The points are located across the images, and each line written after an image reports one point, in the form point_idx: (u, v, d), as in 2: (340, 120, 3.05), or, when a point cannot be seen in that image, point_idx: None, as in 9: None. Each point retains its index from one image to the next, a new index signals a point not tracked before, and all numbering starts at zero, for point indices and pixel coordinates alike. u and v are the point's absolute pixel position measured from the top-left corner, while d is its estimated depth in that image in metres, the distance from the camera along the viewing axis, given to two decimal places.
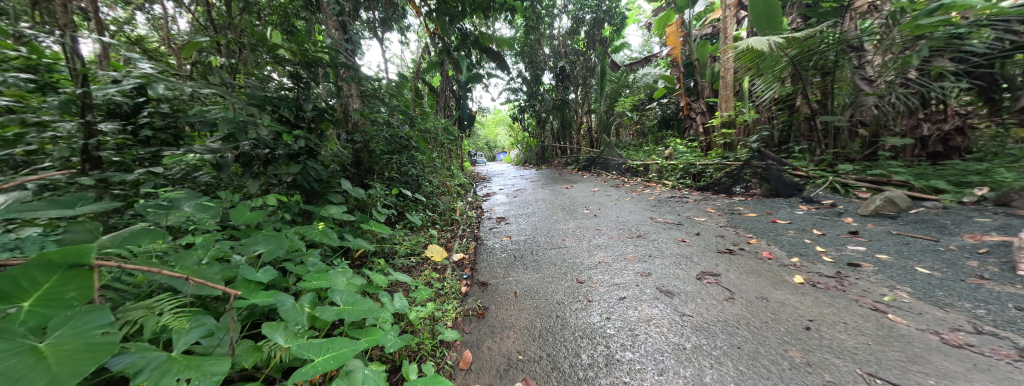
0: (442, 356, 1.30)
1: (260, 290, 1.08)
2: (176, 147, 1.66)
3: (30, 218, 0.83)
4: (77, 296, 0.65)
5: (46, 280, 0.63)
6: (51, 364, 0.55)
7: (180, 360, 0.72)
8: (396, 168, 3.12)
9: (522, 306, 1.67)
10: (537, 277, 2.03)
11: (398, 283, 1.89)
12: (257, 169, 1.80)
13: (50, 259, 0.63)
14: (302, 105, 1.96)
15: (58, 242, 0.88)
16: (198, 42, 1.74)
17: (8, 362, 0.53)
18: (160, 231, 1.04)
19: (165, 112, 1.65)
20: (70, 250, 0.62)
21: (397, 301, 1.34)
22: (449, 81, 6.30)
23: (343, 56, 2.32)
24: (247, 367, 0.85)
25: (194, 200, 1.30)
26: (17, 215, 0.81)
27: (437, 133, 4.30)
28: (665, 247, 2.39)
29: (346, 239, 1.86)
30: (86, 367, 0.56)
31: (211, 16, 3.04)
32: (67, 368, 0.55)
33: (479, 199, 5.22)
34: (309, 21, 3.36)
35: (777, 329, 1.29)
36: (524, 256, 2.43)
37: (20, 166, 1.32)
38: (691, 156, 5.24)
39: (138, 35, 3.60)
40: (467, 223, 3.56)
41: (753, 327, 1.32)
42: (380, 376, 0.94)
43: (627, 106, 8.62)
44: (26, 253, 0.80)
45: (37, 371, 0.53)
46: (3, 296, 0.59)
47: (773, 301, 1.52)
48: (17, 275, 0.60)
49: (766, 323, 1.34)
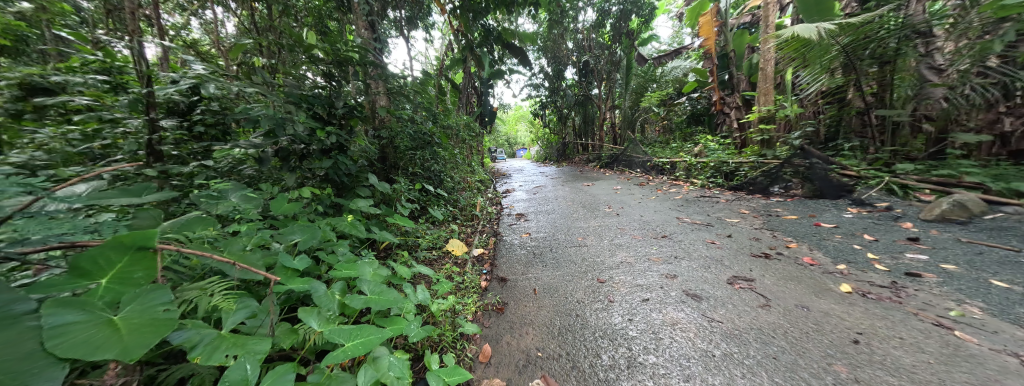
0: (462, 349, 1.33)
1: (297, 277, 1.15)
2: (224, 142, 1.79)
3: (106, 204, 0.92)
4: (144, 275, 0.73)
5: (119, 260, 0.71)
6: (123, 336, 0.62)
7: (229, 338, 0.79)
8: (420, 163, 3.20)
9: (541, 303, 1.66)
10: (557, 274, 2.02)
11: (420, 275, 1.96)
12: (293, 163, 1.90)
13: (120, 241, 0.69)
14: (333, 102, 2.07)
15: (129, 227, 0.98)
16: (244, 44, 1.87)
17: (89, 333, 0.61)
18: (211, 219, 1.13)
19: (215, 109, 1.77)
20: (136, 235, 0.69)
21: (420, 292, 1.37)
22: (471, 78, 6.34)
23: (372, 55, 2.40)
24: (285, 348, 0.91)
25: (240, 191, 1.40)
26: (96, 202, 0.90)
27: (459, 128, 4.35)
28: (693, 249, 2.29)
29: (374, 231, 1.93)
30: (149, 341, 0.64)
31: (255, 19, 3.30)
32: (135, 341, 0.62)
33: (499, 195, 5.24)
34: (341, 23, 3.51)
35: (819, 341, 1.21)
36: (543, 253, 2.43)
37: (97, 158, 1.52)
38: (724, 154, 4.97)
39: (192, 38, 3.99)
40: (487, 219, 3.59)
41: (791, 337, 1.24)
42: (405, 364, 0.97)
43: (653, 101, 8.27)
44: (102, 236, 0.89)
45: (113, 342, 0.61)
46: (83, 273, 0.68)
47: (815, 311, 1.42)
48: (95, 256, 0.68)
49: (807, 334, 1.26)
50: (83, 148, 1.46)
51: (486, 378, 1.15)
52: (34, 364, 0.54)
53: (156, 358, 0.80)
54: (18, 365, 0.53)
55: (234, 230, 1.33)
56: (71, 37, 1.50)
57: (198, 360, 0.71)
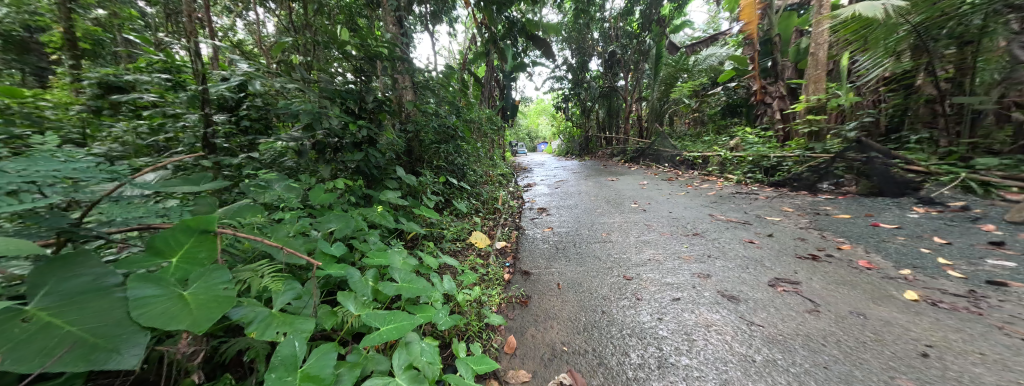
0: (488, 339, 1.36)
1: (334, 263, 1.22)
2: (267, 136, 1.91)
3: (171, 192, 1.01)
4: (208, 255, 0.83)
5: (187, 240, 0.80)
6: (192, 310, 0.70)
7: (279, 316, 0.86)
8: (444, 157, 3.26)
9: (565, 298, 1.66)
10: (581, 269, 1.99)
11: (446, 266, 2.01)
12: (328, 156, 2.01)
13: (189, 223, 0.78)
14: (364, 97, 2.16)
15: (191, 212, 1.07)
16: (283, 42, 1.98)
17: (166, 304, 0.69)
18: (259, 207, 1.22)
19: (259, 105, 1.90)
20: (200, 219, 0.77)
21: (446, 282, 1.41)
22: (494, 71, 6.35)
23: (400, 50, 2.47)
24: (326, 328, 0.98)
25: (283, 181, 1.50)
26: (164, 189, 1.00)
27: (481, 122, 4.39)
28: (729, 248, 2.18)
29: (402, 222, 2.00)
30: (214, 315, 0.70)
31: (294, 18, 3.49)
32: (203, 314, 0.70)
33: (520, 189, 5.24)
34: (369, 19, 3.62)
35: (880, 352, 1.11)
36: (566, 247, 2.41)
37: (162, 150, 1.71)
38: (764, 147, 4.65)
39: (238, 39, 4.29)
40: (509, 212, 3.61)
41: (845, 346, 1.15)
42: (435, 350, 1.02)
43: (685, 92, 7.87)
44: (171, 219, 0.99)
45: (184, 314, 0.68)
46: (158, 252, 0.76)
47: (874, 319, 1.30)
48: (168, 237, 0.76)
49: (864, 344, 1.16)
50: (149, 141, 1.65)
51: (513, 369, 1.18)
52: (123, 330, 0.62)
53: (216, 331, 0.88)
54: (111, 330, 0.61)
55: (278, 217, 1.43)
56: (138, 40, 1.65)
57: (255, 335, 0.78)
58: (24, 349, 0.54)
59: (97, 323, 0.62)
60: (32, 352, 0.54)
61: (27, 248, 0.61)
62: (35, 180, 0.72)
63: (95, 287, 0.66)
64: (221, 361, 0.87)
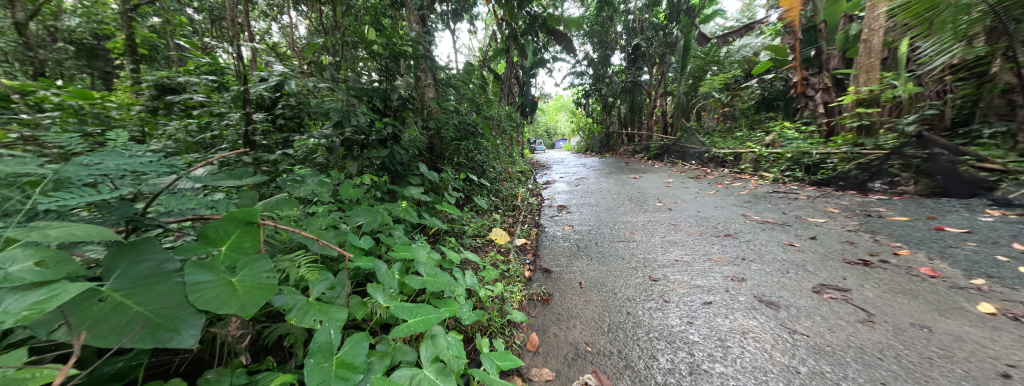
0: (510, 335, 1.37)
1: (363, 255, 1.27)
2: (301, 133, 2.02)
3: (219, 185, 1.09)
4: (252, 244, 0.88)
5: (234, 231, 0.86)
6: (241, 295, 0.75)
7: (315, 304, 0.90)
8: (464, 154, 3.30)
9: (588, 297, 1.64)
10: (603, 268, 1.96)
11: (467, 261, 2.04)
12: (356, 153, 2.08)
13: (236, 216, 0.84)
14: (389, 95, 2.22)
15: (237, 205, 1.15)
16: (314, 43, 2.07)
17: (218, 289, 0.74)
18: (294, 201, 1.29)
19: (293, 104, 2.00)
20: (246, 212, 0.83)
21: (469, 277, 1.43)
22: (514, 68, 6.34)
23: (423, 48, 2.51)
24: (358, 318, 1.02)
25: (316, 176, 1.58)
26: (212, 182, 1.08)
27: (501, 119, 4.38)
28: (764, 251, 2.06)
29: (425, 217, 2.04)
30: (258, 302, 0.75)
31: (323, 21, 3.65)
32: (250, 300, 0.75)
33: (539, 187, 5.20)
34: (393, 18, 3.70)
35: (948, 370, 1.01)
36: (588, 246, 2.37)
37: (208, 147, 1.84)
38: (805, 143, 4.34)
39: (273, 42, 4.54)
40: (528, 210, 3.60)
41: (904, 362, 1.06)
42: (460, 344, 1.04)
43: (715, 85, 7.49)
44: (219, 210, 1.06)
45: (234, 299, 0.73)
46: (210, 241, 0.83)
47: (941, 334, 1.18)
48: (218, 227, 0.83)
49: (930, 360, 1.06)
50: (198, 139, 1.78)
51: (536, 367, 1.18)
52: (183, 311, 0.68)
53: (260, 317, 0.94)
54: (172, 311, 0.67)
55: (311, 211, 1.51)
56: (186, 45, 1.78)
57: (295, 322, 0.83)
58: (101, 326, 0.61)
59: (161, 304, 0.67)
60: (109, 329, 0.60)
61: (101, 234, 0.68)
62: (107, 173, 0.82)
63: (157, 273, 0.72)
64: (265, 344, 0.95)
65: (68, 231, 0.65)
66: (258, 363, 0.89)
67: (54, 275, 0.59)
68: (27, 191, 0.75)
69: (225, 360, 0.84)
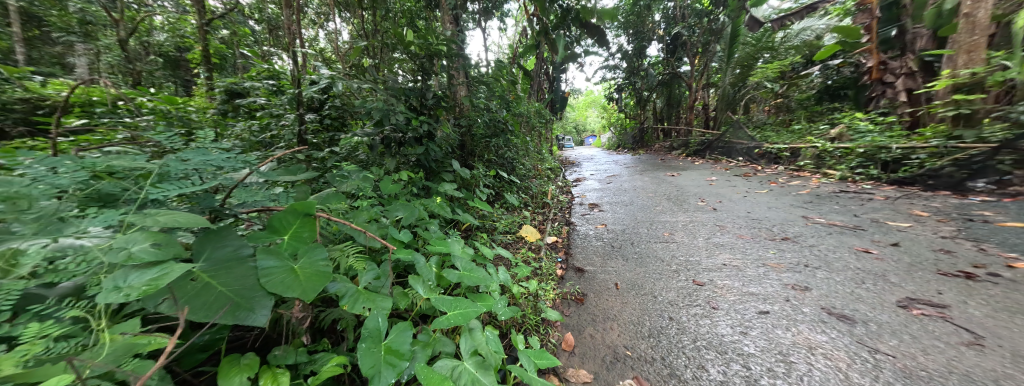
0: (545, 333, 1.37)
1: (403, 248, 1.33)
2: (345, 132, 2.16)
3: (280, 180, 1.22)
4: (310, 234, 0.96)
5: (294, 222, 0.95)
6: (302, 281, 0.84)
7: (364, 293, 0.96)
8: (495, 151, 3.32)
9: (625, 299, 1.58)
10: (640, 270, 1.89)
11: (499, 257, 2.06)
12: (394, 150, 2.17)
13: (296, 208, 0.93)
14: (425, 94, 2.29)
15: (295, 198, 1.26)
16: (357, 47, 2.19)
17: (283, 274, 0.84)
18: (341, 195, 1.38)
19: (337, 105, 2.10)
20: (305, 204, 0.91)
21: (502, 273, 1.44)
22: (545, 63, 6.26)
23: (456, 47, 2.55)
24: (401, 308, 1.07)
25: (360, 173, 1.68)
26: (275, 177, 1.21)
27: (530, 116, 4.34)
28: (829, 258, 1.85)
29: (458, 213, 2.09)
30: (317, 288, 0.83)
31: (363, 25, 3.86)
32: (310, 285, 0.83)
33: (569, 184, 5.11)
34: (427, 20, 3.79)
35: None
36: (623, 246, 2.30)
37: (267, 145, 2.03)
38: (880, 137, 3.83)
39: (318, 47, 4.87)
40: (559, 207, 3.54)
41: None
42: (497, 339, 1.06)
43: (768, 74, 6.84)
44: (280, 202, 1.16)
45: (297, 284, 0.82)
46: (275, 230, 0.93)
47: None
48: (281, 218, 0.93)
49: None
50: (260, 138, 1.98)
51: (573, 368, 1.17)
52: (256, 292, 0.78)
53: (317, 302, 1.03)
54: (248, 292, 0.77)
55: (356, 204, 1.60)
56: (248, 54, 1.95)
57: (347, 308, 0.90)
58: (195, 302, 0.71)
59: (239, 285, 0.77)
60: (201, 304, 0.71)
61: (195, 221, 0.77)
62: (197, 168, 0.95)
63: (235, 256, 0.81)
64: (321, 326, 1.03)
65: (169, 217, 0.75)
66: (316, 344, 0.97)
67: (164, 256, 0.69)
68: (140, 182, 0.89)
69: (289, 338, 0.93)
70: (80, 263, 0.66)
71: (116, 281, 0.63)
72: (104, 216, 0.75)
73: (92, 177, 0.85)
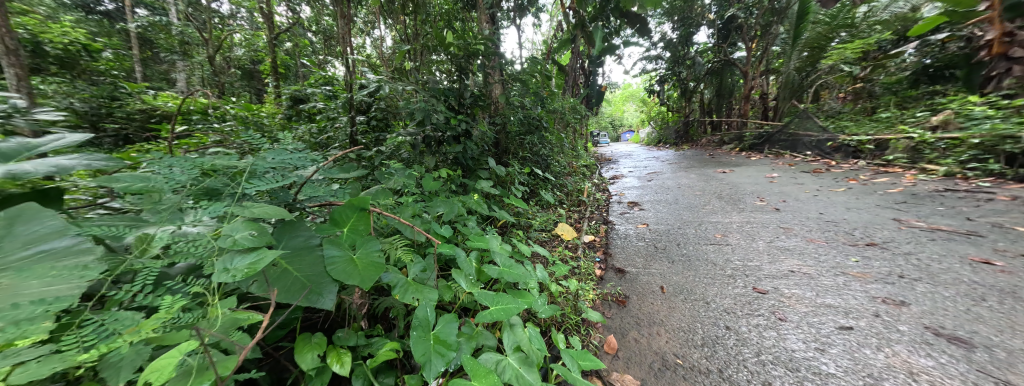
0: (586, 334, 1.35)
1: (445, 242, 1.37)
2: (389, 132, 2.28)
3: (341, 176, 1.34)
4: (366, 227, 1.04)
5: (353, 215, 1.03)
6: (363, 270, 0.91)
7: (413, 284, 1.01)
8: (529, 148, 3.31)
9: (673, 304, 1.50)
10: (688, 273, 1.77)
11: (536, 255, 2.05)
12: (434, 148, 2.25)
13: (355, 203, 1.01)
14: (463, 93, 2.34)
15: (352, 193, 1.36)
16: (400, 51, 2.31)
17: (346, 263, 0.91)
18: (388, 191, 1.46)
19: (383, 107, 2.29)
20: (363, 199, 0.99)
21: (540, 271, 1.43)
22: (581, 57, 6.09)
23: (492, 45, 2.57)
24: (446, 300, 1.12)
25: (405, 170, 1.76)
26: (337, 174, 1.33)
27: (564, 111, 4.24)
28: (927, 269, 1.58)
29: (494, 210, 2.11)
30: (375, 277, 0.90)
31: (405, 30, 4.03)
32: (369, 275, 0.90)
33: (606, 181, 4.93)
34: (464, 20, 3.87)
35: None
36: (667, 247, 2.17)
37: (322, 145, 2.21)
38: (996, 126, 3.18)
39: (364, 53, 5.19)
40: (595, 206, 3.43)
41: None
42: (539, 337, 1.06)
43: (843, 57, 6.00)
44: (339, 197, 1.26)
45: (358, 273, 0.89)
46: (336, 223, 1.02)
47: None
48: (341, 212, 1.02)
49: None
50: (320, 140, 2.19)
51: (617, 372, 1.13)
52: (324, 279, 0.87)
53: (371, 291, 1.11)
54: (318, 278, 0.87)
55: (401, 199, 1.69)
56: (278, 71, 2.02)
57: (398, 297, 0.96)
58: (277, 284, 0.82)
59: (311, 272, 0.87)
60: (283, 288, 0.82)
61: (280, 212, 0.87)
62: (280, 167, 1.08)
63: (305, 245, 0.92)
64: (376, 313, 1.11)
65: (260, 209, 0.86)
66: (372, 329, 1.05)
67: (258, 243, 0.79)
68: (235, 179, 1.02)
69: (349, 322, 1.03)
70: (196, 246, 0.78)
71: (223, 263, 0.73)
72: (213, 207, 0.89)
73: (203, 175, 1.00)
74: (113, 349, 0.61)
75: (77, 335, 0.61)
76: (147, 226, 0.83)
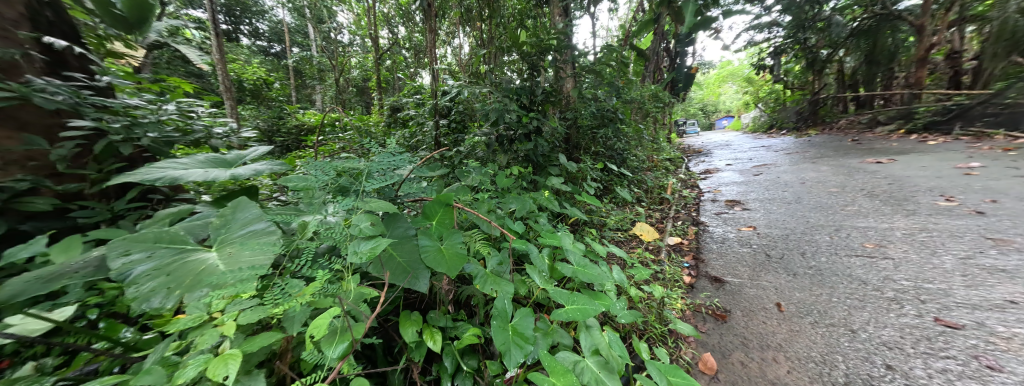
0: (676, 348, 1.24)
1: (517, 237, 1.39)
2: (466, 133, 2.43)
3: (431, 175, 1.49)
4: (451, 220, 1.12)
5: (440, 210, 1.12)
6: (450, 259, 0.98)
7: (491, 275, 1.05)
8: (603, 142, 3.14)
9: (790, 325, 1.26)
10: (808, 289, 1.47)
11: (612, 256, 1.94)
12: (506, 147, 2.30)
13: (440, 198, 1.10)
14: (535, 90, 2.34)
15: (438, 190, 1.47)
16: (476, 55, 2.42)
17: (436, 252, 1.00)
18: (466, 188, 1.55)
19: (461, 109, 2.46)
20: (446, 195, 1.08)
21: (616, 272, 1.35)
22: (663, 40, 5.53)
23: (564, 38, 2.50)
24: (522, 294, 1.13)
25: (480, 169, 1.84)
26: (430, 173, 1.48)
27: (643, 101, 3.90)
28: None
29: (566, 207, 2.06)
30: (459, 266, 0.96)
31: (481, 34, 4.22)
32: (455, 264, 0.97)
33: (692, 176, 4.40)
34: (536, 17, 3.86)
35: None
36: (785, 256, 1.81)
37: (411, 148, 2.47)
38: None
39: (445, 60, 5.56)
40: (681, 204, 3.08)
41: None
42: (621, 343, 1.00)
43: None
44: (427, 194, 1.38)
45: (447, 261, 0.97)
46: (427, 216, 1.12)
47: None
48: (430, 206, 1.12)
49: None
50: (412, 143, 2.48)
51: None
52: (419, 265, 0.96)
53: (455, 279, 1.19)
54: (414, 264, 0.96)
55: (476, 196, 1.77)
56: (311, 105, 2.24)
57: (478, 287, 1.00)
58: (386, 267, 0.94)
59: (409, 258, 0.97)
60: (390, 270, 0.93)
61: (389, 206, 1.02)
62: (387, 168, 1.25)
63: (404, 235, 1.03)
64: (460, 300, 1.19)
65: (374, 203, 1.02)
66: (457, 314, 1.13)
67: (376, 232, 0.92)
68: (355, 179, 1.22)
69: (438, 306, 1.12)
70: (331, 231, 0.95)
71: (354, 247, 0.86)
72: (344, 202, 1.07)
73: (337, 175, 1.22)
74: (288, 307, 0.77)
75: (272, 294, 0.79)
76: (305, 215, 1.05)
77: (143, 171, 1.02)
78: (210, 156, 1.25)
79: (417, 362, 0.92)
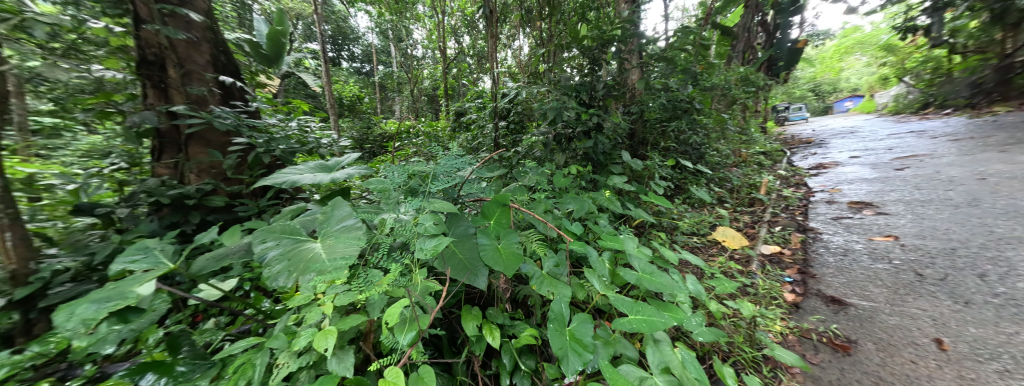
0: (775, 379, 1.06)
1: (575, 239, 1.33)
2: (524, 134, 2.43)
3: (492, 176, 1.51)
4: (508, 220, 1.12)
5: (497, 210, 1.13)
6: (508, 258, 0.97)
7: (548, 277, 1.01)
8: (674, 136, 2.85)
9: (948, 369, 0.97)
10: (971, 322, 1.13)
11: (685, 264, 1.75)
12: (564, 145, 2.24)
13: (497, 198, 1.11)
14: (595, 85, 2.23)
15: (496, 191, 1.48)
16: (535, 55, 2.40)
17: (495, 251, 1.00)
18: (522, 188, 1.54)
19: (520, 110, 2.47)
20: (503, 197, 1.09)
21: (691, 282, 1.19)
22: None
23: (629, 27, 2.32)
24: (581, 298, 1.07)
25: (536, 169, 1.82)
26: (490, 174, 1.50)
27: (728, 88, 3.42)
28: None
29: (629, 207, 1.91)
30: (517, 267, 0.95)
31: (543, 33, 4.18)
32: (513, 264, 0.96)
33: (791, 173, 3.74)
34: (599, 8, 3.67)
35: None
36: (951, 278, 1.38)
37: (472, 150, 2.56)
38: None
39: (507, 61, 5.63)
40: (778, 206, 2.63)
41: None
42: (698, 364, 0.87)
43: None
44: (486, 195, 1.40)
45: (506, 261, 0.96)
46: (485, 215, 1.13)
47: None
48: (489, 206, 1.13)
49: None
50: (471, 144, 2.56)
51: None
52: (480, 262, 0.98)
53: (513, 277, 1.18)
54: (475, 262, 0.98)
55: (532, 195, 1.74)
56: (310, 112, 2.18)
57: (535, 288, 0.98)
58: (449, 264, 0.97)
59: (470, 255, 0.99)
60: (452, 266, 0.96)
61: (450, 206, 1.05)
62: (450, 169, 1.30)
63: (465, 234, 1.06)
64: (517, 299, 1.17)
65: (439, 203, 1.06)
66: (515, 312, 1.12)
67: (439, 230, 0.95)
68: (423, 181, 1.30)
69: (496, 303, 1.13)
70: (404, 228, 1.02)
71: (420, 245, 0.91)
72: (413, 202, 1.13)
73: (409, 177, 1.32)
74: (371, 293, 0.84)
75: (360, 282, 0.88)
76: (384, 212, 1.14)
77: (275, 177, 1.22)
78: (315, 164, 1.40)
79: (477, 355, 0.93)
